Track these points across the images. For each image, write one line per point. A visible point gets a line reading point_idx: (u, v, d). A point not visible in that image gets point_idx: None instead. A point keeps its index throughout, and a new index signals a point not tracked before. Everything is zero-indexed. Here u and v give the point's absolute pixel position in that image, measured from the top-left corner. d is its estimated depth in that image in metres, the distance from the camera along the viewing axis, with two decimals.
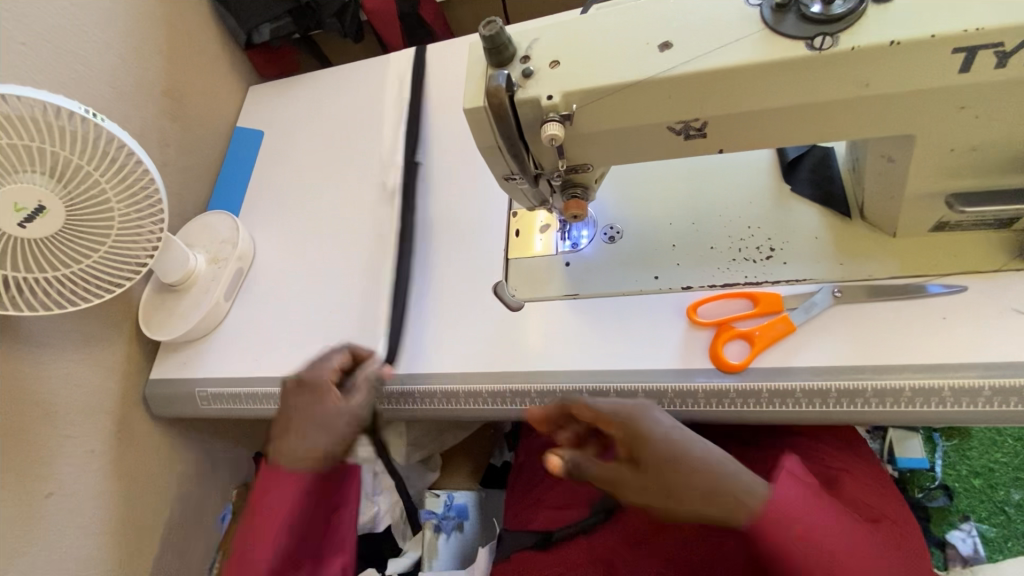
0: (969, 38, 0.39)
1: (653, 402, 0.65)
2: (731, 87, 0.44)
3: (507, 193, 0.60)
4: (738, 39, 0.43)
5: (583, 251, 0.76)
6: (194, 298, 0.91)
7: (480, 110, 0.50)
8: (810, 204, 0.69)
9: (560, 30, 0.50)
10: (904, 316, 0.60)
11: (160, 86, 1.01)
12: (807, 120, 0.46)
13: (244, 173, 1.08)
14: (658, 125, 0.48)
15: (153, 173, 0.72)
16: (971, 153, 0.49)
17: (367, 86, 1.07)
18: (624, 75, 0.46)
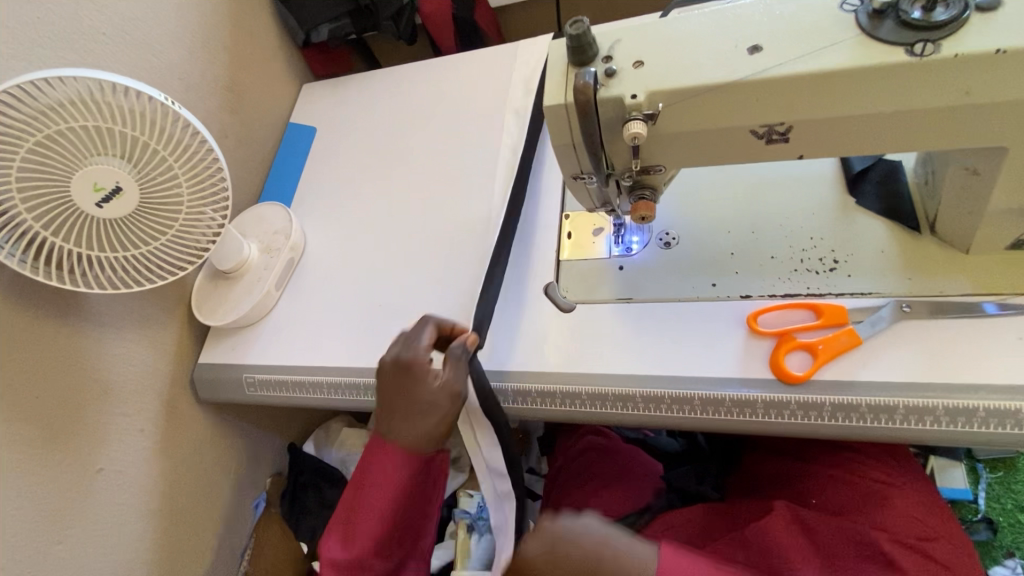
0: None
1: (709, 411, 0.65)
2: (822, 92, 0.44)
3: (573, 192, 0.60)
4: (833, 44, 0.43)
5: (636, 256, 0.76)
6: (247, 286, 0.93)
7: (561, 108, 0.50)
8: (877, 217, 0.68)
9: (643, 31, 0.50)
10: (979, 335, 0.59)
11: (222, 81, 1.04)
12: (898, 129, 0.45)
13: (297, 167, 1.11)
14: (741, 128, 0.48)
15: (221, 162, 0.74)
16: None
17: (419, 87, 1.09)
18: (712, 77, 0.46)
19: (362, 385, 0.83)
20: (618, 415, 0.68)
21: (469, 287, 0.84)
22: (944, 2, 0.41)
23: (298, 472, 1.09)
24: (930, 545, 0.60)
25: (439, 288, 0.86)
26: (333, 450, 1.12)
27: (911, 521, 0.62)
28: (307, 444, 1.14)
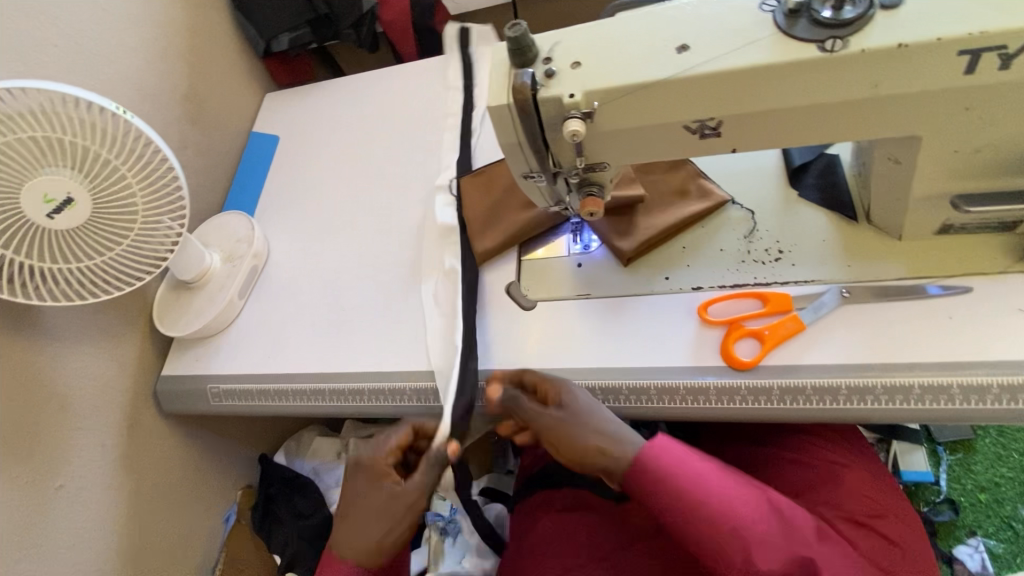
0: (973, 41, 0.41)
1: (665, 399, 0.66)
2: (744, 87, 0.46)
3: (525, 191, 0.62)
4: (753, 42, 0.46)
5: (594, 253, 0.78)
6: (208, 296, 0.92)
7: (503, 108, 0.52)
8: (818, 208, 0.71)
9: (580, 33, 0.52)
10: (912, 316, 0.62)
11: (180, 91, 1.04)
12: (821, 121, 0.48)
13: (260, 175, 1.10)
14: (675, 124, 0.50)
15: (176, 170, 0.74)
16: (975, 156, 0.51)
17: (381, 94, 1.10)
18: (643, 75, 0.48)
19: (327, 391, 0.83)
20: None
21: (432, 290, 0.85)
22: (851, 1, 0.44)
23: (268, 483, 1.08)
24: (882, 522, 0.63)
25: (403, 291, 0.86)
26: (304, 461, 1.11)
27: (867, 500, 0.65)
28: (278, 456, 1.14)
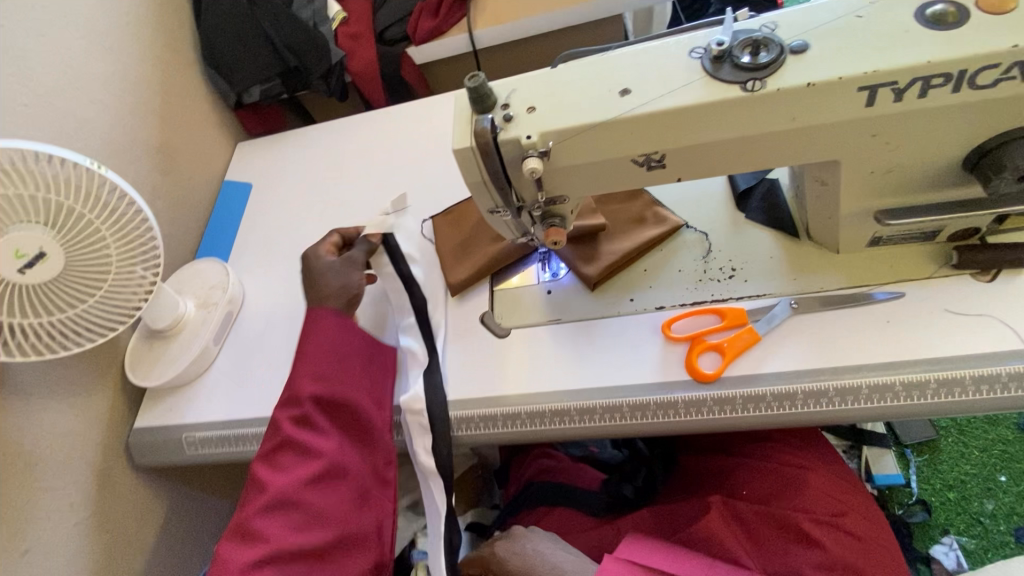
0: (869, 79, 0.48)
1: (637, 415, 0.70)
2: (681, 124, 0.52)
3: (492, 226, 0.66)
4: (685, 85, 0.51)
5: (562, 280, 0.82)
6: (183, 344, 0.92)
7: (467, 150, 0.56)
8: (762, 228, 0.77)
9: (533, 81, 0.57)
10: (853, 322, 0.67)
11: (152, 144, 1.07)
12: (750, 152, 0.54)
13: (234, 222, 1.12)
14: (624, 159, 0.55)
15: (149, 220, 0.76)
16: (888, 175, 0.57)
17: (351, 139, 1.14)
18: (591, 118, 0.53)
19: None
20: (555, 430, 0.73)
21: None
22: (765, 49, 0.50)
23: None
24: (844, 519, 0.66)
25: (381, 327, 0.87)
26: None
27: (828, 500, 0.69)
28: None
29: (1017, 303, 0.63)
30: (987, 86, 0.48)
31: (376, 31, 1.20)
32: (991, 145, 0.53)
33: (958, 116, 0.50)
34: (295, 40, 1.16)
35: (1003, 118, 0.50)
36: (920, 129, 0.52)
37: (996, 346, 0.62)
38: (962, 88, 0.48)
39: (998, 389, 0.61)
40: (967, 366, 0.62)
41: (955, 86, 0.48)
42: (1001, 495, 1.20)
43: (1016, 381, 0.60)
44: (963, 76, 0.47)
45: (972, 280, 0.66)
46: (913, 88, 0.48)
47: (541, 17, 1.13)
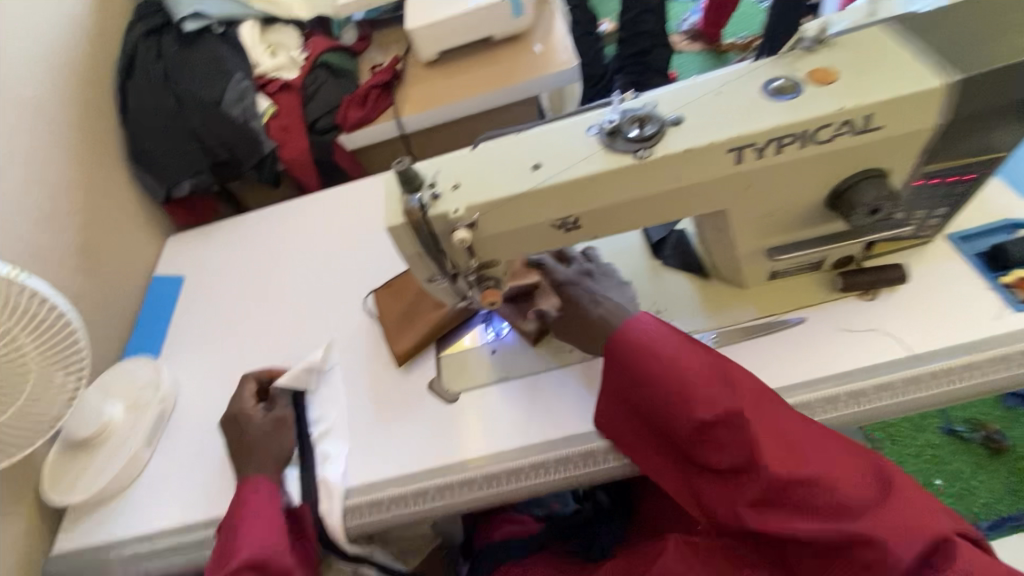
0: (735, 142, 0.56)
1: (589, 462, 0.73)
2: (587, 191, 0.59)
3: (432, 293, 0.70)
4: (585, 157, 0.59)
5: (505, 339, 0.85)
6: (110, 452, 0.86)
7: (400, 226, 0.61)
8: (678, 271, 0.85)
9: (456, 162, 0.63)
10: (767, 348, 0.74)
11: (74, 246, 1.04)
12: (649, 209, 0.62)
13: (164, 316, 1.09)
14: (544, 223, 0.62)
15: (73, 321, 0.73)
16: (769, 218, 0.66)
17: (287, 223, 1.16)
18: (510, 190, 0.59)
19: None
20: (510, 489, 0.74)
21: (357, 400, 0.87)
22: (648, 122, 0.59)
23: None
24: None
25: (330, 406, 0.87)
26: None
27: None
28: None
29: (900, 316, 0.72)
30: (827, 140, 0.57)
31: (307, 123, 1.27)
32: (843, 186, 0.62)
33: (813, 166, 0.60)
34: (225, 136, 1.18)
35: (849, 164, 0.60)
36: (784, 179, 0.61)
37: (889, 354, 0.70)
38: (809, 143, 0.57)
39: (896, 393, 0.68)
40: (866, 375, 0.69)
41: (803, 143, 0.57)
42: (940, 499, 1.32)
43: (910, 384, 0.68)
44: (807, 134, 0.57)
45: (858, 300, 0.75)
46: (770, 147, 0.57)
47: (462, 102, 1.23)
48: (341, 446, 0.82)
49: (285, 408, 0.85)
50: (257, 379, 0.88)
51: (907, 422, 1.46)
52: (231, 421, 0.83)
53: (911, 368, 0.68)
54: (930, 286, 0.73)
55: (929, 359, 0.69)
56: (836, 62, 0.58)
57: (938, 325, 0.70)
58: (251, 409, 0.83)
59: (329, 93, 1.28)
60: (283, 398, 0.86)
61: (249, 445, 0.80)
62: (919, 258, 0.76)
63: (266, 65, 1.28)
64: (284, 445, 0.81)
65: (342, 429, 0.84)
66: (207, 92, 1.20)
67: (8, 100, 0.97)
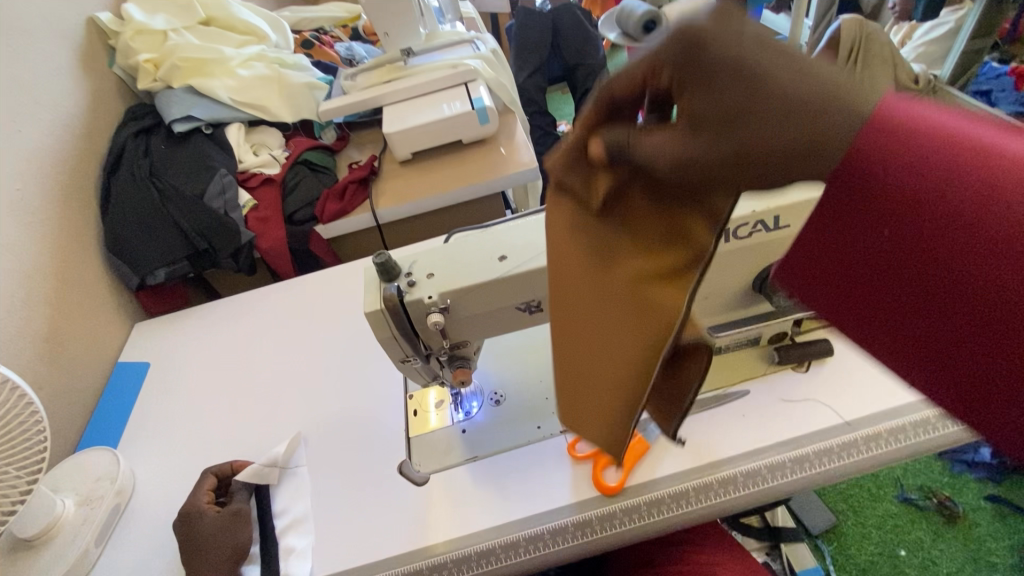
0: None
1: (559, 540, 0.73)
2: (547, 279, 0.67)
3: (405, 374, 0.74)
4: (545, 250, 0.67)
5: (475, 419, 0.88)
6: (57, 551, 0.82)
7: (378, 310, 0.66)
8: None
9: (430, 254, 0.70)
10: (717, 419, 0.80)
11: (40, 337, 1.06)
12: None
13: (127, 403, 1.07)
14: (511, 306, 0.69)
15: (40, 410, 0.74)
16: (707, 300, 0.75)
17: (259, 309, 1.19)
18: (479, 278, 0.66)
19: None
20: (481, 574, 0.72)
21: (324, 484, 0.87)
22: None
23: None
24: None
25: (297, 492, 0.86)
26: None
27: None
28: None
29: (831, 386, 0.80)
30: (746, 236, 0.67)
31: (285, 215, 1.35)
32: (766, 272, 0.72)
33: (737, 258, 0.70)
34: (205, 227, 1.25)
35: (766, 255, 0.71)
36: (715, 268, 0.71)
37: (824, 422, 0.77)
38: (732, 239, 0.67)
39: (837, 458, 0.73)
40: (807, 442, 0.76)
41: (727, 238, 0.67)
42: (906, 569, 1.39)
43: (845, 449, 0.74)
44: (729, 232, 0.67)
45: (793, 372, 0.83)
46: None
47: (434, 196, 1.34)
48: (308, 540, 0.81)
49: (243, 501, 0.83)
50: (217, 474, 0.89)
51: (865, 492, 1.52)
52: (182, 519, 0.82)
53: (844, 435, 0.75)
54: (852, 359, 0.82)
55: (859, 425, 0.76)
56: None
57: (862, 394, 0.79)
58: (203, 504, 0.82)
59: (309, 187, 1.37)
60: (240, 492, 0.84)
61: (200, 545, 0.78)
62: (842, 332, 0.86)
63: (250, 161, 1.36)
64: (241, 541, 0.79)
65: (308, 515, 0.83)
66: (191, 187, 1.27)
67: None
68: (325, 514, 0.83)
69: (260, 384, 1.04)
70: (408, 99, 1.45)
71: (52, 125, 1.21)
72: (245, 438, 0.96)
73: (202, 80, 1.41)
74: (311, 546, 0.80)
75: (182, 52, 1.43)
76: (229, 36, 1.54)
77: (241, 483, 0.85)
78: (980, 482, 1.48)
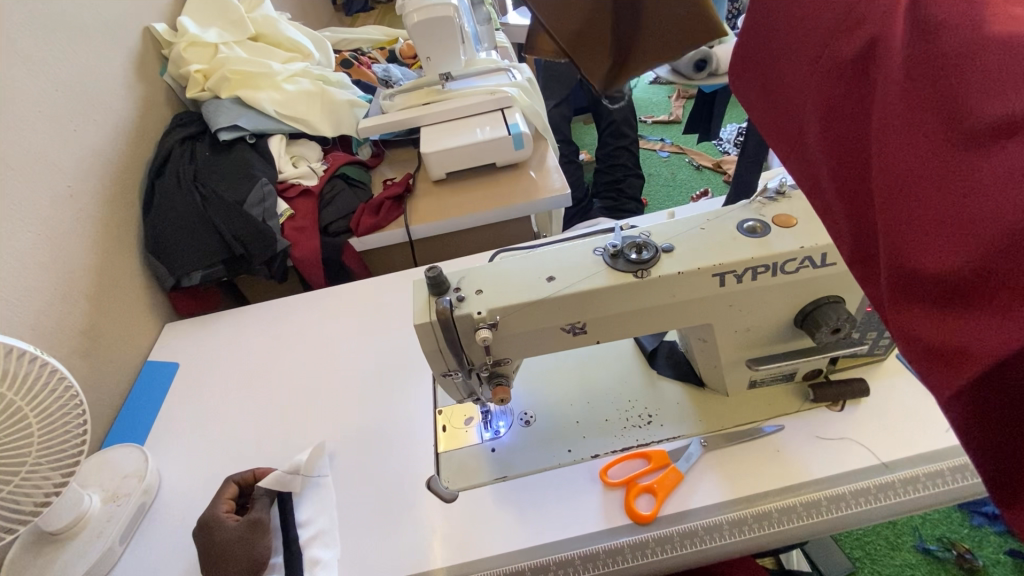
0: (718, 268, 0.67)
1: (589, 566, 0.72)
2: (595, 303, 0.69)
3: (444, 387, 0.75)
4: (593, 273, 0.68)
5: (503, 438, 0.89)
6: (80, 547, 0.82)
7: (427, 322, 0.68)
8: (670, 378, 0.91)
9: (479, 271, 0.72)
10: (751, 454, 0.80)
11: (76, 332, 1.08)
12: (646, 317, 0.71)
13: (155, 401, 1.08)
14: (556, 326, 0.70)
15: (84, 402, 0.75)
16: (748, 332, 0.76)
17: (289, 317, 1.20)
18: (528, 297, 0.68)
19: None
20: None
21: (349, 494, 0.86)
22: (645, 248, 0.69)
23: None
24: None
25: (322, 501, 0.85)
26: None
27: None
28: None
29: (866, 427, 0.80)
30: (792, 271, 0.69)
31: (320, 226, 1.38)
32: (808, 308, 0.73)
33: (782, 292, 0.71)
34: (242, 232, 1.27)
35: (809, 292, 0.72)
36: (759, 300, 0.72)
37: (859, 464, 0.77)
38: (778, 273, 0.69)
39: (875, 499, 0.73)
40: (843, 482, 0.75)
41: (774, 272, 0.68)
42: None
43: (882, 490, 0.73)
44: (776, 266, 0.68)
45: (828, 410, 0.83)
46: (748, 274, 0.68)
47: (465, 216, 1.37)
48: (333, 551, 0.79)
49: (263, 511, 0.81)
50: (239, 482, 0.86)
51: (883, 541, 1.49)
52: (203, 529, 0.79)
53: (881, 476, 0.75)
54: (887, 401, 0.82)
55: (895, 468, 0.75)
56: (794, 211, 0.71)
57: (898, 437, 0.78)
58: (223, 514, 0.80)
59: (345, 200, 1.40)
60: (262, 499, 0.83)
61: (220, 553, 0.75)
62: (876, 373, 0.86)
63: (289, 173, 1.40)
64: (260, 552, 0.76)
65: (334, 524, 0.82)
66: (232, 194, 1.31)
67: (46, 191, 1.06)
68: (349, 525, 0.82)
69: (287, 390, 1.04)
70: (445, 121, 1.49)
71: (104, 127, 1.25)
72: (270, 442, 0.96)
73: (249, 92, 1.46)
74: (334, 557, 0.78)
75: (231, 65, 1.48)
76: (276, 52, 1.60)
77: (262, 490, 0.83)
78: (1001, 536, 1.44)
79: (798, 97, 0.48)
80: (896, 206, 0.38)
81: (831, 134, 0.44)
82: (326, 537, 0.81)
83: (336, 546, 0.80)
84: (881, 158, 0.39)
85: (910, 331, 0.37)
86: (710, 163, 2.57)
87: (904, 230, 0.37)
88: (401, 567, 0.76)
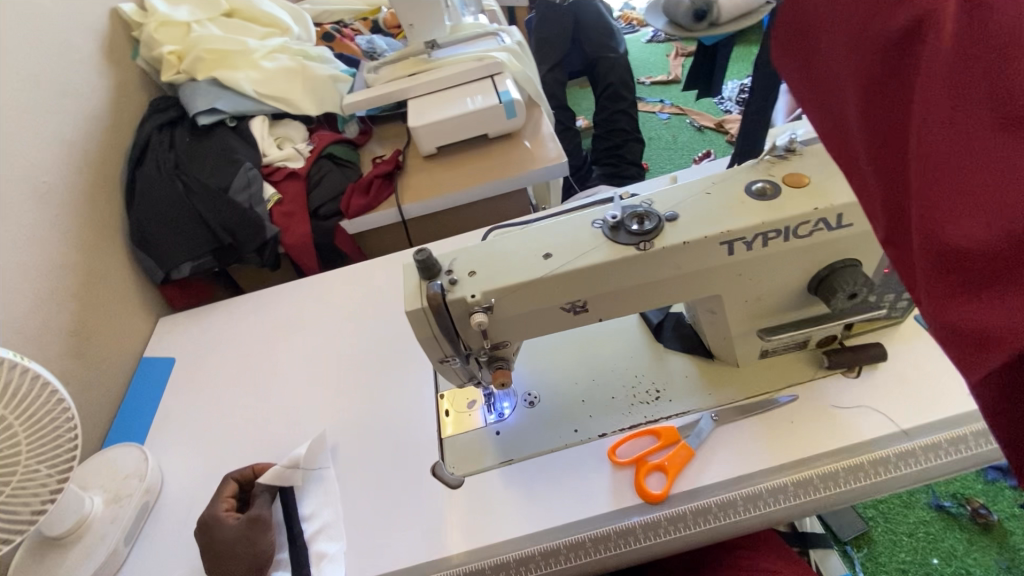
0: (726, 236, 0.63)
1: (600, 549, 0.71)
2: (595, 280, 0.65)
3: (442, 374, 0.72)
4: (592, 248, 0.64)
5: (508, 420, 0.86)
6: (84, 549, 0.81)
7: (418, 308, 0.64)
8: (678, 351, 0.88)
9: (472, 251, 0.67)
10: (764, 427, 0.77)
11: (66, 333, 1.06)
12: (649, 292, 0.67)
13: (153, 397, 1.06)
14: (555, 306, 0.67)
15: (70, 406, 0.72)
16: (759, 302, 0.72)
17: (282, 305, 1.17)
18: (524, 276, 0.64)
19: None
20: None
21: (353, 484, 0.84)
22: (647, 218, 0.64)
23: None
24: None
25: (324, 492, 0.84)
26: None
27: None
28: None
29: (884, 394, 0.77)
30: (805, 235, 0.64)
31: (310, 210, 1.33)
32: (823, 273, 0.69)
33: (794, 257, 0.66)
34: (229, 221, 1.23)
35: (824, 256, 0.67)
36: (771, 267, 0.67)
37: (878, 432, 0.73)
38: (790, 238, 0.64)
39: (894, 468, 0.70)
40: (861, 452, 0.72)
41: (786, 237, 0.64)
42: None
43: (902, 459, 0.71)
44: (788, 231, 0.63)
45: (844, 377, 0.80)
46: (758, 241, 0.64)
47: (459, 192, 1.32)
48: (339, 544, 0.78)
49: (263, 507, 0.79)
50: (239, 479, 0.85)
51: (897, 499, 1.47)
52: (204, 528, 0.78)
53: (901, 444, 0.72)
54: (906, 366, 0.79)
55: (916, 435, 0.72)
56: (807, 170, 0.66)
57: (918, 403, 0.75)
58: (223, 512, 0.78)
59: (333, 182, 1.35)
60: (263, 495, 0.81)
61: (223, 552, 0.74)
62: (893, 336, 0.82)
63: (274, 155, 1.34)
64: (262, 549, 0.75)
65: (338, 515, 0.81)
66: (216, 180, 1.26)
67: (21, 188, 1.02)
68: (352, 516, 0.81)
69: (285, 380, 1.02)
70: (433, 92, 1.42)
71: (78, 117, 1.20)
72: (270, 435, 0.94)
73: (226, 73, 1.39)
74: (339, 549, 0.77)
75: (206, 44, 1.41)
76: (252, 28, 1.52)
77: (264, 486, 0.82)
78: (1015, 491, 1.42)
79: (838, 71, 0.45)
80: (928, 182, 0.37)
81: (873, 111, 0.42)
82: (329, 530, 0.79)
83: (340, 538, 0.78)
84: (922, 136, 0.37)
85: (944, 313, 0.36)
86: (712, 123, 2.48)
87: (939, 205, 0.36)
88: (408, 555, 0.75)
